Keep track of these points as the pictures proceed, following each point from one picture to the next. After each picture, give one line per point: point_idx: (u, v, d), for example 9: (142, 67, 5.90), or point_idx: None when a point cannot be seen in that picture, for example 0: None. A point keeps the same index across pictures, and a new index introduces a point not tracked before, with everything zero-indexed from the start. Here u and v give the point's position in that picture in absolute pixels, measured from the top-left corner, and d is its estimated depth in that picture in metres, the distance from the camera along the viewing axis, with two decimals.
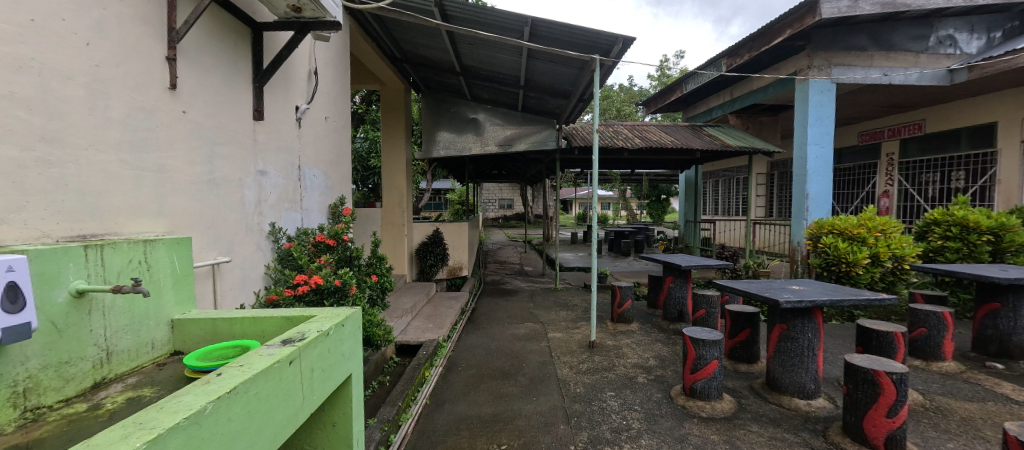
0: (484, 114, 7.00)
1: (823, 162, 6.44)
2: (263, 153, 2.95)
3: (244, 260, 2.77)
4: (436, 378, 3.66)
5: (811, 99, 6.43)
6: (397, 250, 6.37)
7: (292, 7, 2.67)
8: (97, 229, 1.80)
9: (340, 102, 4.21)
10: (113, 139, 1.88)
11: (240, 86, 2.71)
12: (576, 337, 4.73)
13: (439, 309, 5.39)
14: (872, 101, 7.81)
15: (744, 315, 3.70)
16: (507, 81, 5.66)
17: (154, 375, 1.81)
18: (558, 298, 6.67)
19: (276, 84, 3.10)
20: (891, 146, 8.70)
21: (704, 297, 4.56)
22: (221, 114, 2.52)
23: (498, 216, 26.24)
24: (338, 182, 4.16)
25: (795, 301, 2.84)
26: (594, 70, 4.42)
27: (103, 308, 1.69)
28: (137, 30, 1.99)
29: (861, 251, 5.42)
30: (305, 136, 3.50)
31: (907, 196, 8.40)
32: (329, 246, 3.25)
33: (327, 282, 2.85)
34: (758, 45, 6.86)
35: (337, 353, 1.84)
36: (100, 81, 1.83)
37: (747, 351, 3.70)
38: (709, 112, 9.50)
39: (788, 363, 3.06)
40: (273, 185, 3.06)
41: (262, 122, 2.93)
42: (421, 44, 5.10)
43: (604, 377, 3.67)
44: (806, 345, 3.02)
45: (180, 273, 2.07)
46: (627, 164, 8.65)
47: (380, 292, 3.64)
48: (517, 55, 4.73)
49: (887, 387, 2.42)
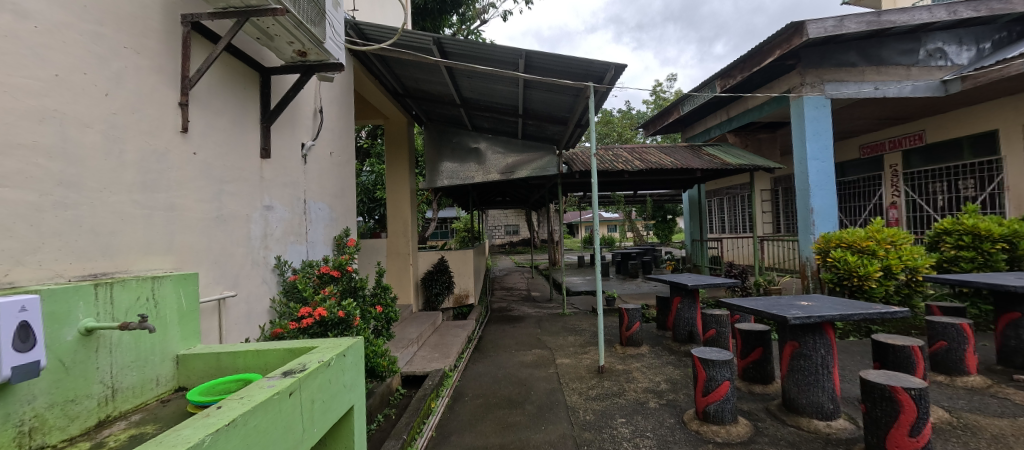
0: (485, 143, 7.15)
1: (825, 176, 6.46)
2: (269, 189, 3.03)
3: (250, 294, 2.79)
4: (443, 409, 3.61)
5: (807, 115, 6.51)
6: (402, 279, 6.40)
7: (298, 52, 2.80)
8: (108, 267, 1.85)
9: (344, 137, 4.33)
10: (126, 181, 1.95)
11: (248, 126, 2.81)
12: (585, 363, 4.65)
13: (446, 338, 5.35)
14: (870, 114, 7.87)
15: (755, 334, 3.62)
16: (506, 110, 5.81)
17: (157, 412, 1.81)
18: (566, 323, 6.60)
19: (283, 123, 3.21)
20: (894, 158, 8.69)
21: (712, 316, 4.48)
22: (229, 153, 2.61)
23: (505, 243, 26.40)
24: (343, 215, 4.23)
25: (804, 317, 2.79)
26: (589, 96, 4.54)
27: (110, 345, 1.72)
28: (154, 80, 2.11)
29: (872, 264, 5.33)
30: (310, 171, 3.59)
31: (916, 206, 8.30)
32: (334, 276, 3.32)
33: (331, 314, 2.89)
34: (750, 66, 7.00)
35: (338, 383, 1.85)
36: (117, 128, 1.93)
37: (762, 372, 3.60)
38: (707, 132, 9.63)
39: (803, 383, 2.97)
40: (279, 219, 3.13)
41: (268, 159, 3.02)
42: (421, 79, 5.27)
43: (614, 403, 3.59)
44: (820, 362, 2.93)
45: (186, 308, 2.10)
46: (630, 186, 8.69)
47: (385, 323, 3.67)
48: (515, 86, 4.88)
49: (907, 405, 2.31)
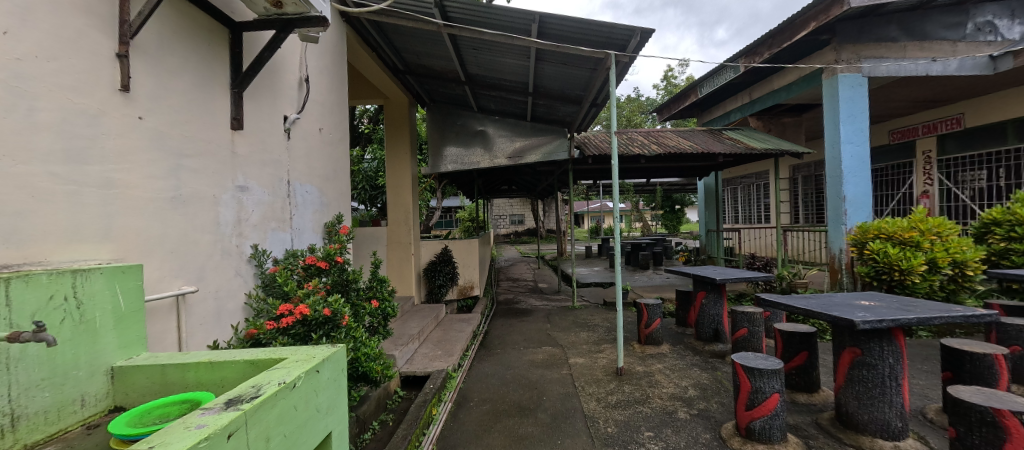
0: (493, 126, 6.69)
1: (859, 161, 5.98)
2: (244, 166, 2.58)
3: (219, 289, 2.37)
4: (445, 416, 3.23)
5: (841, 96, 6.01)
6: (403, 271, 6.01)
7: (271, 1, 2.32)
8: (12, 258, 1.44)
9: (337, 113, 3.87)
10: (40, 148, 1.53)
11: (214, 90, 2.36)
12: (601, 363, 4.25)
13: (449, 334, 4.97)
14: (906, 95, 7.30)
15: (799, 336, 3.21)
16: (515, 89, 5.36)
17: (75, 444, 1.42)
18: (577, 317, 6.20)
19: (260, 90, 2.74)
20: (927, 143, 8.14)
21: (744, 314, 4.04)
22: (189, 121, 2.18)
23: (510, 232, 26.00)
24: (336, 200, 3.79)
25: (874, 321, 2.33)
26: (609, 68, 4.06)
27: (6, 360, 1.33)
28: (78, 22, 1.67)
29: (916, 257, 4.86)
30: (296, 149, 3.14)
31: (950, 195, 7.81)
32: (321, 268, 2.92)
33: (315, 312, 2.52)
34: (779, 42, 6.51)
35: (309, 408, 1.46)
36: (25, 79, 1.50)
37: (806, 379, 3.18)
38: (726, 116, 9.12)
39: (865, 397, 2.54)
40: (256, 203, 2.69)
41: (242, 131, 2.56)
42: (423, 52, 4.84)
43: (638, 412, 3.19)
44: (887, 373, 2.49)
45: (125, 309, 1.69)
46: (644, 173, 8.23)
47: (382, 320, 3.32)
48: (525, 58, 4.42)
49: (1016, 432, 1.96)
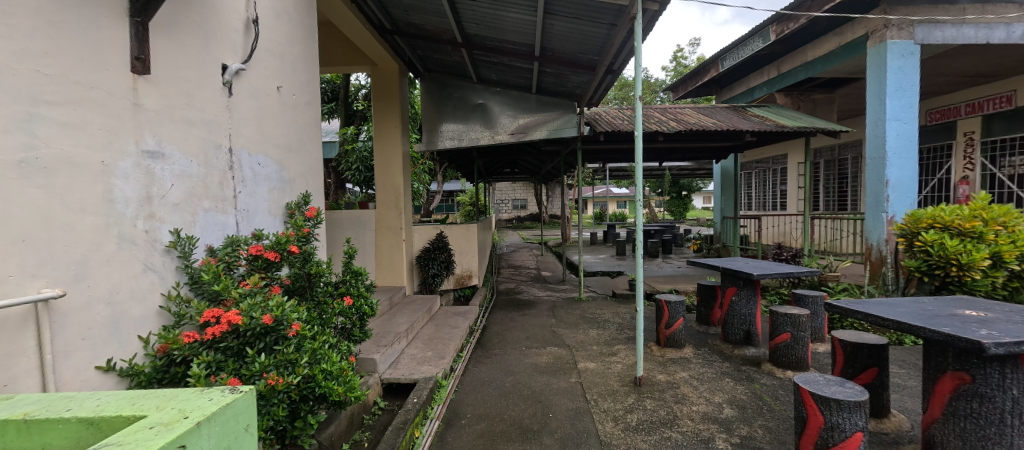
0: (494, 99, 5.99)
1: (906, 140, 5.28)
2: (155, 125, 1.92)
3: (118, 290, 1.73)
4: (430, 440, 2.64)
5: (891, 66, 5.29)
6: (393, 259, 5.39)
7: None
8: None
9: (304, 71, 3.20)
10: None
11: (100, 14, 1.70)
12: (615, 369, 3.65)
13: (442, 330, 4.38)
14: (955, 68, 6.54)
15: (867, 350, 2.61)
16: (518, 53, 4.64)
17: None
18: (586, 311, 5.61)
19: (181, 26, 2.08)
20: (969, 124, 7.42)
21: (786, 316, 3.43)
22: (51, 54, 1.53)
23: (513, 218, 25.39)
24: (304, 177, 3.14)
25: (1009, 344, 1.72)
26: (634, 18, 3.35)
27: None
28: None
29: (978, 249, 4.22)
30: (242, 109, 2.49)
31: (994, 181, 7.13)
32: (271, 261, 2.26)
33: (251, 321, 1.88)
34: (818, 5, 5.80)
35: None
36: None
37: (875, 402, 2.59)
38: (750, 92, 8.40)
39: (974, 438, 1.98)
40: (178, 174, 2.03)
41: (149, 78, 1.90)
42: (411, 6, 4.15)
43: (666, 439, 2.59)
44: (1008, 408, 1.92)
45: None
46: (660, 153, 7.53)
47: (358, 320, 2.74)
48: (530, 11, 3.73)
49: None
